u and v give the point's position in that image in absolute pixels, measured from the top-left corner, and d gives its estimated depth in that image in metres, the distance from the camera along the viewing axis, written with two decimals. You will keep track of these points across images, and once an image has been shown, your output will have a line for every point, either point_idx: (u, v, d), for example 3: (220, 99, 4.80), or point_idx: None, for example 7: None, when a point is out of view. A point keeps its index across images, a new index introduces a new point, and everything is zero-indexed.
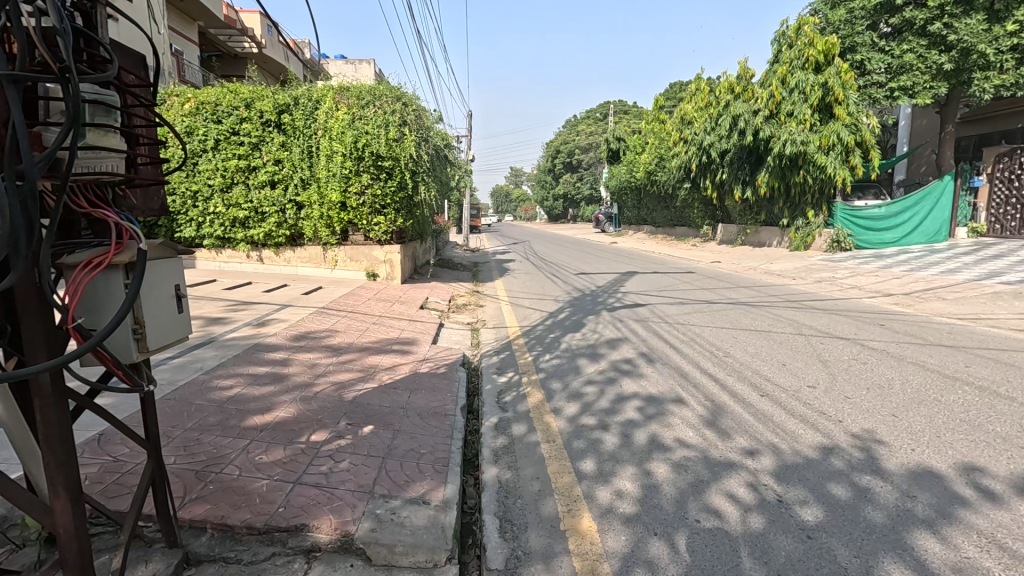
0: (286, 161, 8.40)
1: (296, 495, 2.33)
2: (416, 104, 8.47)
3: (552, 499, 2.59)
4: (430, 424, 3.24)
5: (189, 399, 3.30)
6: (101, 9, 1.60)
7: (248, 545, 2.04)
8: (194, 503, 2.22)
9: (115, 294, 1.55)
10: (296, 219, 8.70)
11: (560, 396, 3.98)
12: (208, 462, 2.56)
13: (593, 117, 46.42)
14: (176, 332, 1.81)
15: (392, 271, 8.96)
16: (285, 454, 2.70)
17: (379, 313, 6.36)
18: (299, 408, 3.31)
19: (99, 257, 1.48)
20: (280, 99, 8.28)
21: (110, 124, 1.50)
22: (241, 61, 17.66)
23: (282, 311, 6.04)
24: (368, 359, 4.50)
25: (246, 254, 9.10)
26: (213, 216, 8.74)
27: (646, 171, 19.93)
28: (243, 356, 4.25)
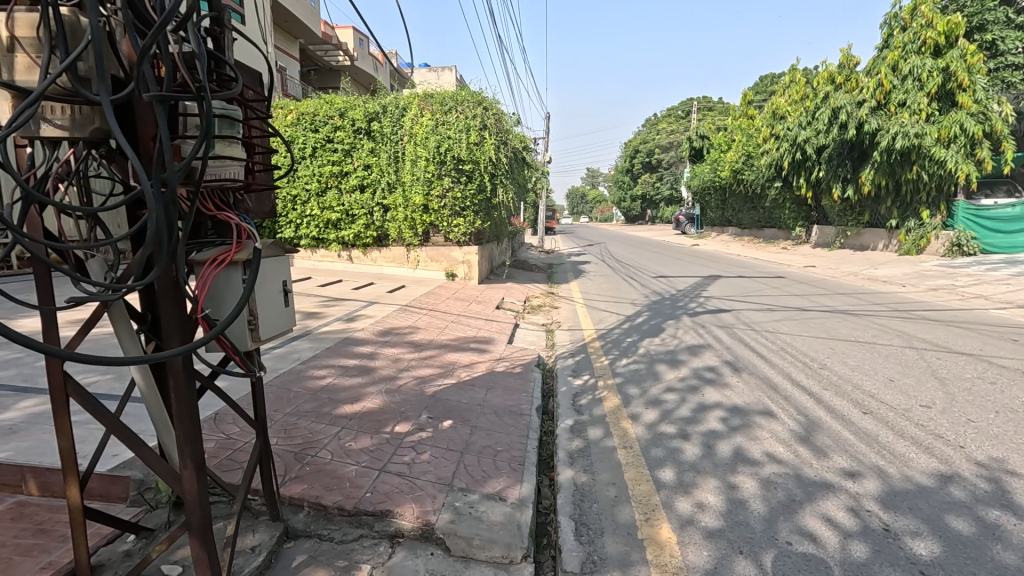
0: (375, 166, 8.88)
1: (381, 482, 2.46)
2: (497, 108, 8.63)
3: (629, 506, 2.54)
4: (506, 422, 3.30)
5: (289, 386, 3.60)
6: (228, 32, 1.79)
7: (339, 525, 2.18)
8: (293, 482, 2.41)
9: (235, 289, 1.74)
10: (382, 221, 9.17)
11: (637, 402, 3.88)
12: (304, 445, 2.77)
13: (675, 115, 44.83)
14: (283, 323, 1.98)
15: (470, 272, 9.20)
16: (371, 443, 2.86)
17: (457, 312, 6.56)
18: (385, 399, 3.50)
19: (223, 255, 1.66)
20: (370, 108, 8.78)
21: (234, 135, 1.65)
22: (335, 74, 19.03)
23: (368, 307, 6.41)
24: (447, 356, 4.65)
25: (338, 254, 9.76)
26: (309, 219, 9.44)
27: (732, 170, 18.91)
28: (334, 348, 4.56)
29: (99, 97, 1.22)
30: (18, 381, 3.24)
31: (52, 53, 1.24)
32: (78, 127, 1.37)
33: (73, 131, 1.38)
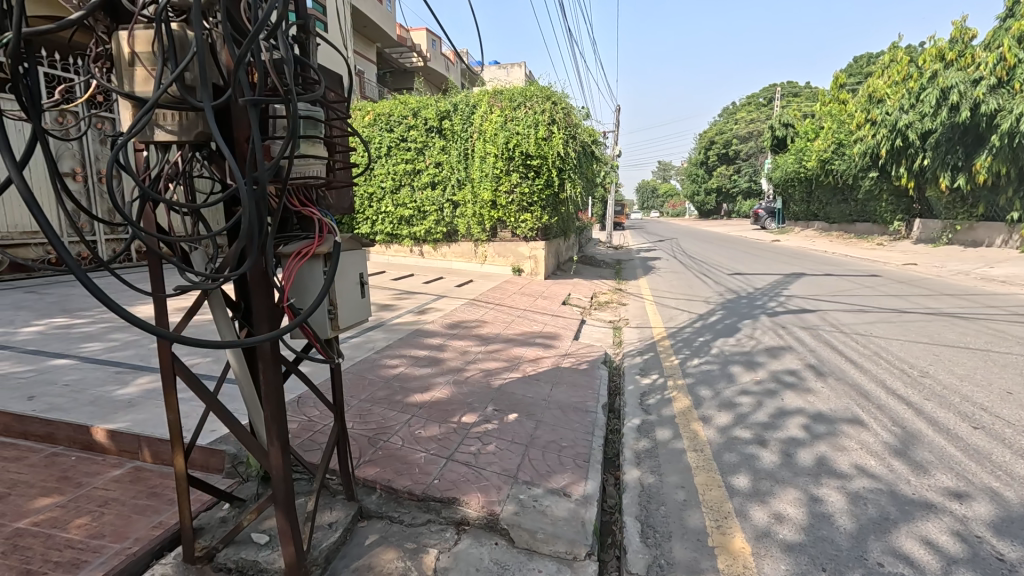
0: (446, 164, 9.12)
1: (448, 470, 2.53)
2: (566, 102, 8.54)
3: (698, 511, 2.44)
4: (571, 418, 3.28)
5: (364, 374, 3.79)
6: (313, 38, 1.89)
7: (409, 509, 2.27)
8: (367, 464, 2.54)
9: (317, 280, 1.85)
10: (452, 217, 9.40)
11: (709, 404, 3.72)
12: (377, 430, 2.91)
13: (756, 104, 42.28)
14: (360, 313, 2.08)
15: (537, 267, 9.22)
16: (440, 432, 2.95)
17: (523, 307, 6.59)
18: (452, 390, 3.60)
19: (306, 248, 1.77)
20: (442, 106, 9.01)
21: (316, 135, 1.77)
22: (408, 75, 19.73)
23: (438, 301, 6.60)
24: (513, 350, 4.69)
25: (410, 249, 10.11)
26: (384, 215, 9.87)
27: (820, 160, 17.56)
28: (406, 339, 4.75)
29: (202, 103, 1.34)
30: (135, 360, 3.65)
31: (164, 65, 1.38)
32: (185, 131, 1.52)
33: (180, 135, 1.52)
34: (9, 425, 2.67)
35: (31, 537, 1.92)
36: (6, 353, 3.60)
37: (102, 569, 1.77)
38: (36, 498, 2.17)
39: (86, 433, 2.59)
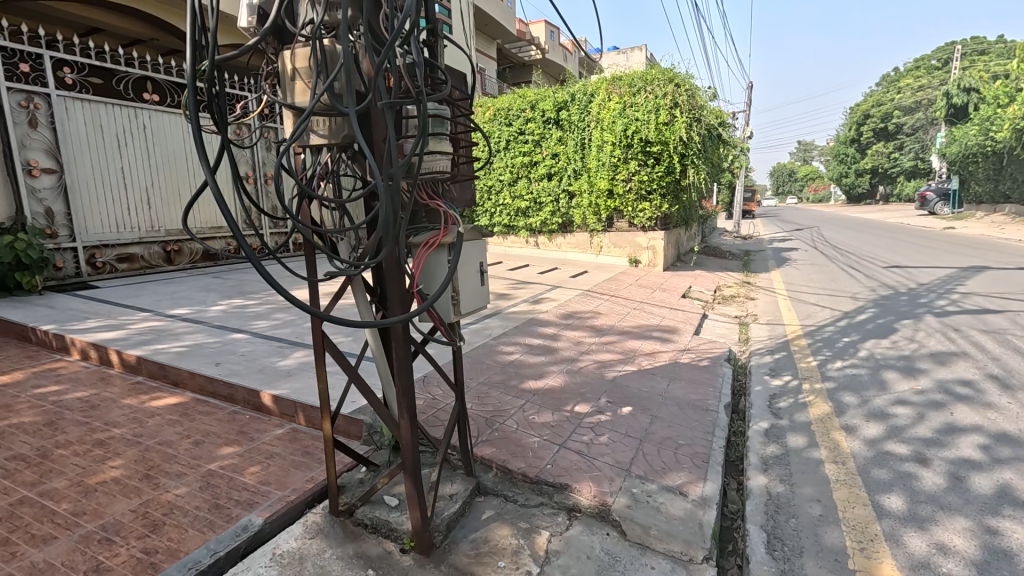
0: (562, 154, 9.13)
1: (561, 456, 2.57)
2: (690, 83, 8.06)
3: (837, 529, 2.20)
4: (690, 416, 3.13)
5: (482, 359, 3.98)
6: (441, 41, 2.01)
7: (522, 490, 2.36)
8: (484, 444, 2.67)
9: (442, 268, 1.98)
10: (568, 207, 9.41)
11: (855, 412, 3.31)
12: (494, 413, 3.05)
13: (927, 68, 36.00)
14: (480, 300, 2.19)
15: (655, 258, 8.89)
16: (553, 419, 3.00)
17: (640, 299, 6.40)
18: (566, 379, 3.63)
19: (433, 238, 1.91)
20: (560, 97, 9.01)
21: (443, 132, 1.88)
22: (527, 68, 20.05)
23: (552, 291, 6.68)
24: (628, 343, 4.58)
25: (526, 240, 10.33)
26: (502, 207, 10.17)
27: (1014, 129, 14.49)
28: (521, 328, 4.88)
29: (348, 108, 1.51)
30: (293, 337, 4.23)
31: (318, 78, 1.58)
32: (333, 135, 1.72)
33: (330, 138, 1.72)
34: (202, 385, 3.27)
35: (219, 477, 2.34)
36: (200, 326, 4.38)
37: (269, 510, 2.10)
38: (221, 446, 2.64)
39: (256, 396, 3.07)
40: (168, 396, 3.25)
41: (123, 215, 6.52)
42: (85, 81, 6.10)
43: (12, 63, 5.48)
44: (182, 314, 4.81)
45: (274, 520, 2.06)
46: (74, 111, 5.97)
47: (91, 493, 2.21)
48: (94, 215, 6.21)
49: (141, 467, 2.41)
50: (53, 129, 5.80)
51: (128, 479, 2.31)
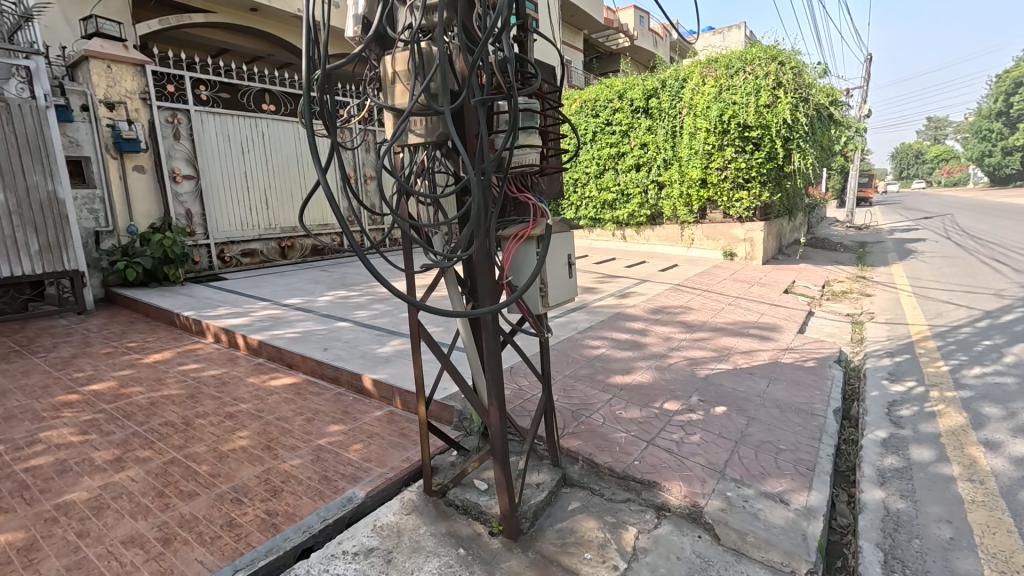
0: (651, 144, 8.78)
1: (649, 453, 2.51)
2: (796, 60, 7.42)
3: (972, 556, 1.94)
4: (793, 419, 2.91)
5: (568, 352, 3.98)
6: (531, 35, 2.02)
7: (608, 484, 2.34)
8: (570, 436, 2.67)
9: (530, 261, 2.00)
10: (657, 199, 9.06)
11: (997, 426, 2.88)
12: (580, 406, 3.04)
13: None
14: (567, 292, 2.20)
15: (753, 250, 8.32)
16: (641, 415, 2.93)
17: (736, 294, 6.02)
18: (655, 375, 3.53)
19: (522, 230, 1.94)
20: (649, 85, 8.69)
21: (532, 126, 1.90)
22: (615, 56, 19.49)
23: (640, 285, 6.49)
24: (722, 340, 4.34)
25: (612, 233, 10.13)
26: (588, 200, 10.04)
27: None
28: (608, 322, 4.81)
29: (443, 107, 1.59)
30: (389, 326, 4.51)
31: (416, 79, 1.66)
32: (429, 133, 1.80)
33: (426, 137, 1.81)
34: (313, 367, 3.59)
35: (327, 452, 2.57)
36: (310, 315, 4.82)
37: (370, 485, 2.27)
38: (330, 424, 2.89)
39: (359, 379, 3.32)
40: (284, 376, 3.62)
41: (247, 215, 7.31)
42: (216, 96, 6.90)
43: (161, 84, 6.34)
44: (294, 303, 5.31)
45: (374, 494, 2.23)
46: (207, 124, 6.77)
47: (224, 458, 2.52)
48: (223, 215, 7.03)
49: (264, 438, 2.71)
50: (191, 140, 6.62)
51: (253, 448, 2.61)
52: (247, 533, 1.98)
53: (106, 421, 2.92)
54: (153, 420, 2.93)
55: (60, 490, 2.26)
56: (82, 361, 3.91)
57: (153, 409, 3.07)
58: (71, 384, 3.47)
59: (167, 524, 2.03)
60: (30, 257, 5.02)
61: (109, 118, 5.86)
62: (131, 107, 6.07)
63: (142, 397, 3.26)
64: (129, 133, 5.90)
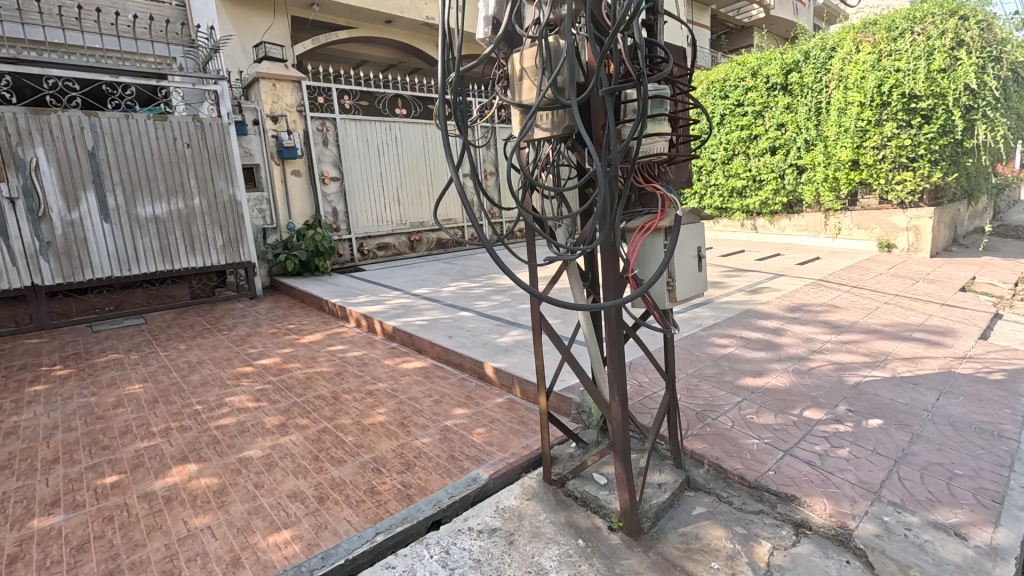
0: (790, 124, 7.93)
1: (786, 464, 2.29)
2: (986, 12, 6.16)
3: None
4: (972, 441, 2.46)
5: (692, 349, 3.78)
6: (661, 17, 1.91)
7: (738, 492, 2.18)
8: (695, 438, 2.54)
9: (658, 254, 1.92)
10: (795, 184, 8.19)
11: None
12: (705, 407, 2.87)
13: None
14: (697, 287, 2.07)
15: (918, 241, 7.16)
16: (777, 421, 2.68)
17: (894, 291, 5.24)
18: (794, 379, 3.20)
19: (649, 222, 1.85)
20: (789, 58, 7.82)
21: (661, 113, 1.81)
22: (748, 30, 17.89)
23: (773, 280, 5.93)
24: (877, 343, 3.81)
25: (741, 223, 9.38)
26: (714, 188, 9.40)
27: None
28: (736, 319, 4.47)
29: (570, 101, 1.60)
30: (509, 317, 4.65)
31: (543, 74, 1.68)
32: (555, 127, 1.81)
33: (552, 131, 1.83)
34: (439, 353, 3.84)
35: (454, 433, 2.74)
36: (436, 304, 5.15)
37: (493, 468, 2.38)
38: (455, 407, 3.08)
39: (481, 367, 3.48)
40: (414, 360, 3.91)
41: (382, 212, 8.01)
42: (357, 104, 7.60)
43: (313, 97, 7.18)
44: (422, 293, 5.71)
45: (496, 477, 2.33)
46: (350, 130, 7.51)
47: (366, 432, 2.80)
48: (363, 212, 7.78)
49: (397, 416, 2.97)
50: (337, 146, 7.40)
51: (390, 424, 2.87)
52: (386, 501, 2.18)
53: (273, 391, 3.41)
54: (309, 392, 3.37)
55: (241, 447, 2.70)
56: (255, 339, 4.60)
57: (309, 383, 3.52)
58: (247, 358, 4.11)
59: (321, 485, 2.32)
60: (216, 250, 6.02)
61: (273, 130, 6.77)
62: (290, 119, 6.94)
63: (300, 372, 3.75)
64: (289, 142, 6.79)
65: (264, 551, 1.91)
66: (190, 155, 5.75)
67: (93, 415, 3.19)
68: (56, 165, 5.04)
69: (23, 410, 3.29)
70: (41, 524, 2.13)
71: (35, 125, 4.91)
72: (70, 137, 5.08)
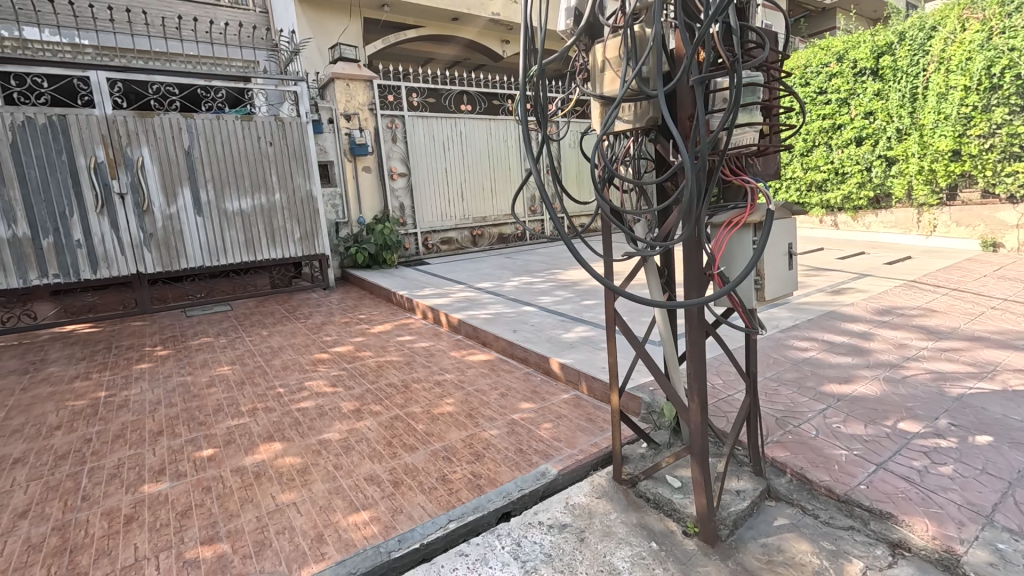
0: (880, 112, 7.33)
1: (879, 479, 2.13)
2: None
3: None
4: None
5: (769, 351, 3.59)
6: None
7: (825, 505, 2.05)
8: (775, 445, 2.41)
9: (746, 251, 1.82)
10: (884, 177, 7.57)
11: None
12: (786, 413, 2.71)
13: None
14: (787, 286, 1.96)
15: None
16: (867, 432, 2.49)
17: (1002, 296, 4.73)
18: (886, 388, 2.96)
19: (737, 217, 1.77)
20: (881, 40, 7.23)
21: (754, 102, 1.71)
22: (831, 13, 16.68)
23: (858, 280, 5.51)
24: (983, 353, 3.45)
25: (820, 219, 8.82)
26: (791, 181, 8.87)
27: None
28: (818, 321, 4.20)
29: (656, 91, 1.55)
30: (573, 313, 4.61)
31: (627, 64, 1.64)
32: (638, 119, 1.76)
33: (635, 123, 1.78)
34: (504, 347, 3.88)
35: (521, 427, 2.76)
36: (500, 298, 5.20)
37: (562, 464, 2.37)
38: (521, 401, 3.10)
39: (547, 362, 3.47)
40: (480, 353, 3.97)
41: (447, 207, 8.17)
42: (424, 102, 7.80)
43: (384, 95, 7.41)
44: (486, 287, 5.78)
45: (565, 473, 2.32)
46: (417, 127, 7.71)
47: (436, 421, 2.88)
48: (428, 207, 7.97)
49: (465, 407, 3.02)
50: (405, 143, 7.62)
51: (458, 415, 2.93)
52: (458, 490, 2.23)
53: (347, 378, 3.58)
54: (381, 380, 3.50)
55: (320, 430, 2.84)
56: (329, 328, 4.84)
57: (380, 372, 3.66)
58: (323, 345, 4.33)
59: (396, 470, 2.40)
60: (294, 243, 6.37)
61: (347, 128, 7.07)
62: (362, 117, 7.21)
63: (372, 360, 3.91)
64: (361, 140, 7.08)
65: (345, 530, 2.00)
66: (272, 152, 6.11)
67: (190, 392, 3.47)
68: (158, 164, 5.51)
69: (132, 385, 3.65)
70: (150, 489, 2.35)
71: (141, 127, 5.39)
72: (170, 138, 5.54)
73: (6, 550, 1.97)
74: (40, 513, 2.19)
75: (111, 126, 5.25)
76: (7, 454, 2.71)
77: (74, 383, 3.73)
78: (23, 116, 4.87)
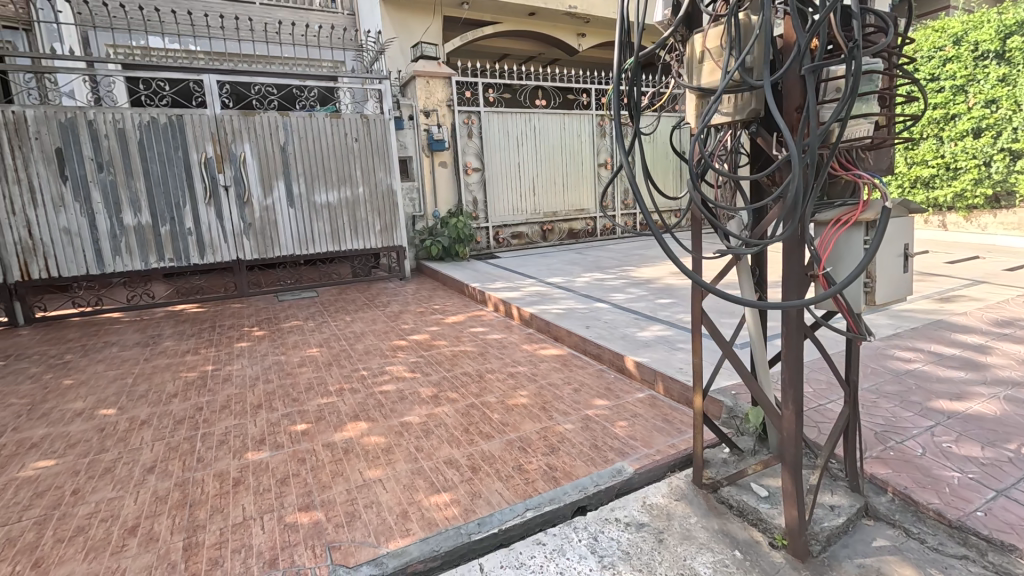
0: (1005, 99, 6.56)
1: (999, 506, 1.92)
2: None
3: None
4: None
5: (864, 360, 3.34)
6: None
7: (934, 530, 1.89)
8: (875, 461, 2.24)
9: (855, 252, 1.71)
10: (1006, 172, 6.80)
11: None
12: (887, 428, 2.51)
13: None
14: (899, 290, 1.81)
15: None
16: (985, 455, 2.26)
17: None
18: (1007, 408, 2.66)
19: (847, 215, 1.65)
20: (1010, 18, 6.48)
21: (871, 90, 1.59)
22: None
23: (970, 287, 4.98)
24: None
25: (925, 219, 8.06)
26: (891, 178, 8.11)
27: None
28: (922, 330, 3.84)
29: (762, 81, 1.48)
30: (647, 311, 4.52)
31: (730, 53, 1.58)
32: (738, 111, 1.70)
33: (734, 115, 1.71)
34: (577, 342, 3.87)
35: (596, 423, 2.75)
36: (571, 294, 5.18)
37: (639, 463, 2.34)
38: (594, 397, 3.08)
39: (621, 360, 3.43)
40: (552, 347, 3.99)
41: (518, 201, 8.24)
42: (499, 98, 7.90)
43: (462, 92, 7.57)
44: (556, 282, 5.78)
45: (642, 472, 2.29)
46: (493, 122, 7.82)
47: (510, 411, 2.93)
48: (500, 201, 8.07)
49: (538, 400, 3.06)
50: (480, 138, 7.77)
51: (532, 407, 2.97)
52: (533, 480, 2.26)
53: (424, 365, 3.73)
54: (456, 369, 3.62)
55: (400, 413, 2.98)
56: (406, 317, 5.05)
57: (455, 361, 3.77)
58: (401, 332, 4.53)
59: (473, 456, 2.48)
60: (374, 234, 6.68)
61: (426, 124, 7.31)
62: (440, 114, 7.42)
63: (447, 349, 4.04)
64: (438, 136, 7.30)
65: (428, 510, 2.10)
66: (357, 148, 6.44)
67: (283, 370, 3.77)
68: (258, 159, 5.98)
69: (234, 361, 4.01)
70: (254, 457, 2.58)
71: (244, 126, 5.86)
72: (269, 135, 5.99)
73: (139, 499, 2.24)
74: (164, 470, 2.47)
75: (220, 125, 5.76)
76: (135, 416, 3.08)
77: (186, 356, 4.15)
78: (149, 117, 5.45)
